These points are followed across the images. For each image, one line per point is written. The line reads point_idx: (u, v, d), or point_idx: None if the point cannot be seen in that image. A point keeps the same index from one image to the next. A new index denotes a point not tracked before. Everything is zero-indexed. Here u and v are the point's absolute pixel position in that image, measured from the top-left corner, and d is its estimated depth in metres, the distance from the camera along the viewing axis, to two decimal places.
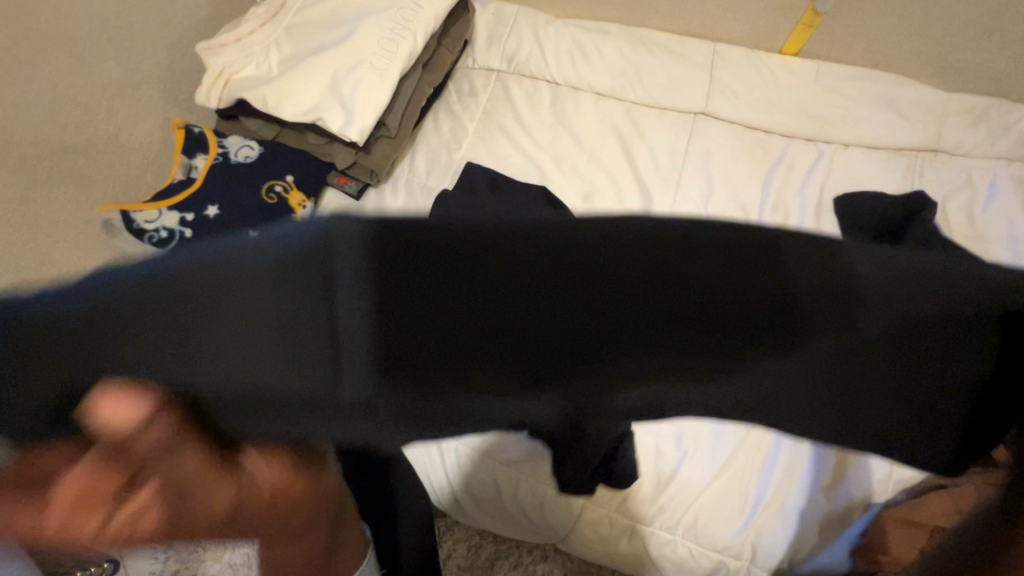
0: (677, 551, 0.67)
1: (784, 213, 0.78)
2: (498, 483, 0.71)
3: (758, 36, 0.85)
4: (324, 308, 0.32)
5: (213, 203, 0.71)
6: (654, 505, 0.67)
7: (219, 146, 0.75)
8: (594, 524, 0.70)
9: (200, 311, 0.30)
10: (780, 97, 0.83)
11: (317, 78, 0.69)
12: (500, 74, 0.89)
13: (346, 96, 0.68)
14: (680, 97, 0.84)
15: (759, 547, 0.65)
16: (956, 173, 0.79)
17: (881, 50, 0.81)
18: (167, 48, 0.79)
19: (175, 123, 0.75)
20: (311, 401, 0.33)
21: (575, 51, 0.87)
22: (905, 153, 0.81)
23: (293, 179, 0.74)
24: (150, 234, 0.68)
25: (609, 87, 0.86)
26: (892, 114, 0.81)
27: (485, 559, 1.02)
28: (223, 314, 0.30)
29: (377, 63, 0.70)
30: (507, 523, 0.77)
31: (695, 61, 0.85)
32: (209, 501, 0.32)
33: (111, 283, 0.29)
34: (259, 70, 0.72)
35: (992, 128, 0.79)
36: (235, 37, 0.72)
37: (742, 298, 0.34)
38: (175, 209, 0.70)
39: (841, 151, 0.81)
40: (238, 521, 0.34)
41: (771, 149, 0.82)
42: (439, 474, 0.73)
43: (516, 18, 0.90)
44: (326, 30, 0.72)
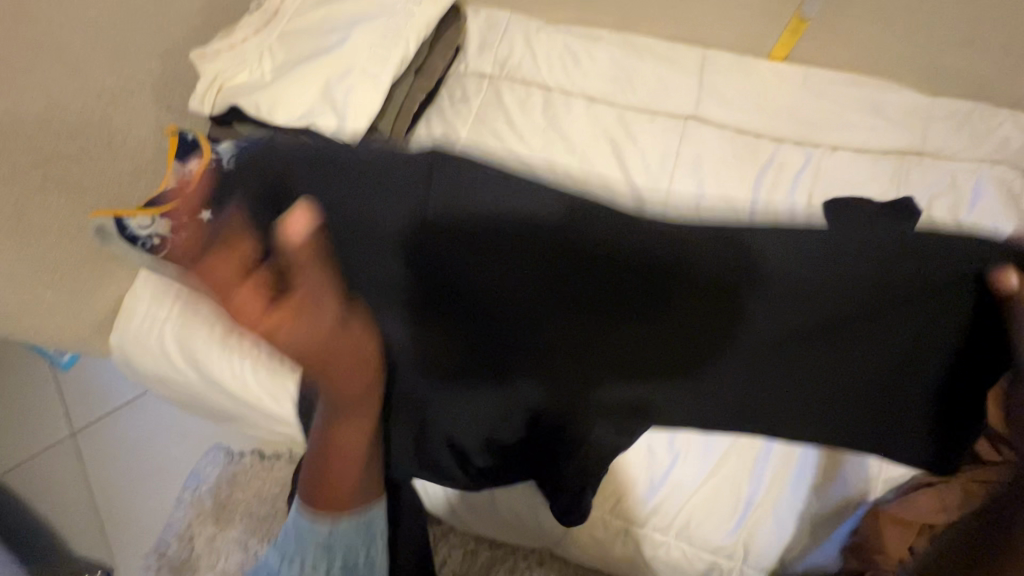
0: (670, 552, 0.68)
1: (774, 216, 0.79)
2: (492, 487, 0.71)
3: (746, 41, 0.86)
4: (394, 276, 0.62)
5: (207, 209, 0.73)
6: (647, 507, 0.67)
7: (211, 151, 0.74)
8: (588, 528, 0.70)
9: (374, 239, 0.63)
10: (768, 101, 0.84)
11: (310, 84, 0.70)
12: (493, 79, 0.89)
13: (339, 103, 0.69)
14: (670, 101, 0.85)
15: (750, 547, 0.65)
16: (941, 177, 0.80)
17: (866, 54, 0.82)
18: (162, 56, 0.78)
19: (169, 130, 0.76)
20: (421, 386, 0.61)
21: (566, 57, 0.88)
22: (891, 156, 0.82)
23: None
24: (143, 240, 0.71)
25: (600, 91, 0.86)
26: (878, 118, 0.82)
27: (480, 565, 1.02)
28: (386, 248, 0.62)
29: (370, 69, 0.70)
30: (502, 527, 0.77)
31: (685, 66, 0.86)
32: (315, 317, 0.45)
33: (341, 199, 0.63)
34: (253, 77, 0.72)
35: (976, 132, 0.80)
36: (228, 45, 0.73)
37: (642, 297, 0.63)
38: (168, 215, 0.72)
39: (828, 154, 0.81)
40: (333, 364, 0.49)
41: (762, 152, 0.82)
42: (432, 477, 0.73)
43: (508, 25, 0.91)
44: (319, 37, 0.73)
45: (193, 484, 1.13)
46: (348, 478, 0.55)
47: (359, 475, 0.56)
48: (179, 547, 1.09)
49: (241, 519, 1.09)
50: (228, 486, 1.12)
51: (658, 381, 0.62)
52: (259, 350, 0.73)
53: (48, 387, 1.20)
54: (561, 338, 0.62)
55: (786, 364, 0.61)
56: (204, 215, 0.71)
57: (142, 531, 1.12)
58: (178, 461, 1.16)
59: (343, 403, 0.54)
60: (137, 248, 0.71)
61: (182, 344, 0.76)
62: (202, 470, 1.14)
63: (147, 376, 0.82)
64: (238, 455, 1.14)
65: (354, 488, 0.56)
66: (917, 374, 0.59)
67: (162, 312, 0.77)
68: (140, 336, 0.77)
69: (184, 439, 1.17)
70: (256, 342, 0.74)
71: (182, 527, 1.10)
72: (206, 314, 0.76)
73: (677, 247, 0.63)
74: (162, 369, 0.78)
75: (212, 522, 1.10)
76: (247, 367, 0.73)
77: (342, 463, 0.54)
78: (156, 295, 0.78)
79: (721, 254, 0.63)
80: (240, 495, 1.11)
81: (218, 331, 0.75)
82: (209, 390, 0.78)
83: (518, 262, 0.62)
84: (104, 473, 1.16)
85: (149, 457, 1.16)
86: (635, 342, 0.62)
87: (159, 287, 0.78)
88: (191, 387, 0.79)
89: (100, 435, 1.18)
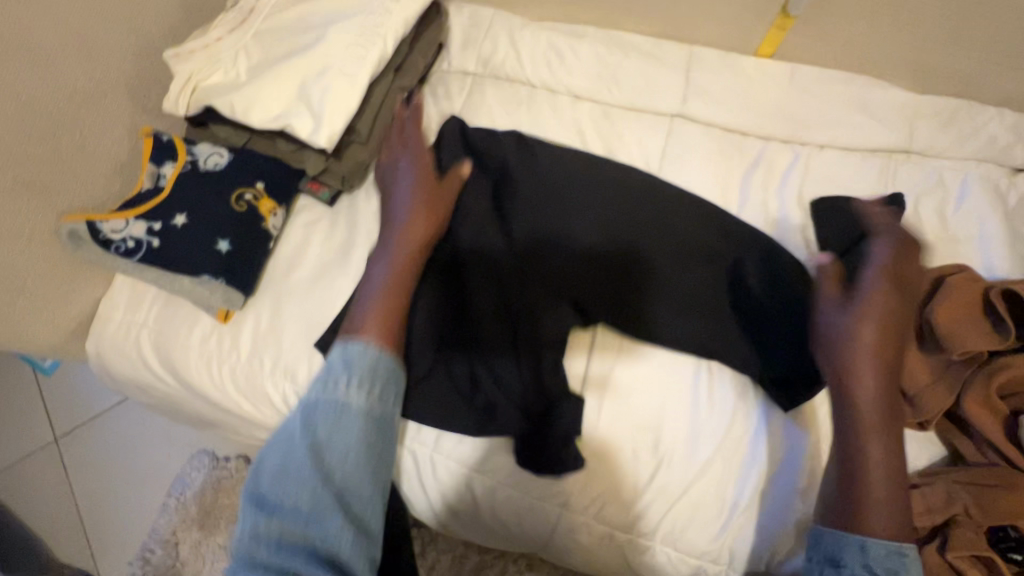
0: (655, 557, 0.67)
1: (760, 217, 0.78)
2: (475, 493, 0.70)
3: (732, 38, 0.85)
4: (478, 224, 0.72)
5: (183, 212, 0.72)
6: (632, 512, 0.66)
7: (188, 154, 0.74)
8: (572, 532, 0.69)
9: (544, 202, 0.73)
10: (754, 99, 0.83)
11: (285, 84, 0.68)
12: (476, 78, 0.89)
13: (316, 103, 0.67)
14: (655, 99, 0.84)
15: (735, 550, 0.65)
16: (928, 175, 0.79)
17: (853, 51, 0.81)
18: (136, 55, 0.76)
19: (144, 131, 0.74)
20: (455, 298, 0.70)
21: (551, 54, 0.87)
22: (877, 155, 0.81)
23: (263, 187, 0.74)
24: (116, 244, 0.70)
25: (585, 89, 0.86)
26: (864, 115, 0.81)
27: (468, 570, 1.01)
28: (476, 197, 0.74)
29: (347, 69, 0.69)
30: (486, 533, 0.76)
31: (670, 64, 0.85)
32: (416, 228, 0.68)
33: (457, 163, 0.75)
34: (228, 77, 0.71)
35: (962, 131, 0.80)
36: (203, 44, 0.71)
37: (659, 254, 0.71)
38: (143, 218, 0.71)
39: (815, 154, 0.82)
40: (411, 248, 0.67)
41: (747, 151, 0.82)
42: (415, 484, 0.73)
43: (492, 22, 0.89)
44: (295, 36, 0.71)
45: (178, 489, 1.12)
46: (383, 322, 0.61)
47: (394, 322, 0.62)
48: (163, 554, 1.07)
49: (227, 524, 1.08)
50: (214, 491, 1.11)
51: (630, 319, 0.70)
52: (237, 355, 0.72)
53: (30, 392, 1.18)
54: (575, 286, 0.70)
55: (712, 304, 0.70)
56: (180, 218, 0.71)
57: (127, 537, 1.11)
58: (164, 465, 1.14)
59: (398, 261, 0.66)
60: (110, 251, 0.70)
61: (159, 351, 0.75)
62: (188, 475, 1.12)
63: (125, 382, 0.81)
64: (223, 460, 1.13)
65: (388, 335, 0.60)
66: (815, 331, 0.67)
67: (140, 316, 0.76)
68: (118, 343, 0.77)
69: (169, 444, 1.16)
70: (234, 347, 0.72)
71: (167, 533, 1.09)
72: (184, 319, 0.74)
73: (694, 212, 0.73)
74: (140, 375, 0.77)
75: (197, 528, 1.08)
76: (225, 373, 0.72)
77: (367, 318, 0.61)
78: (134, 299, 0.77)
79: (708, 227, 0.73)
80: (226, 501, 1.10)
81: (196, 336, 0.74)
82: (188, 395, 0.77)
83: (590, 187, 0.74)
84: (87, 478, 1.14)
85: (135, 463, 1.15)
86: (647, 260, 0.71)
87: (137, 291, 0.77)
88: (169, 392, 0.78)
89: (83, 441, 1.16)
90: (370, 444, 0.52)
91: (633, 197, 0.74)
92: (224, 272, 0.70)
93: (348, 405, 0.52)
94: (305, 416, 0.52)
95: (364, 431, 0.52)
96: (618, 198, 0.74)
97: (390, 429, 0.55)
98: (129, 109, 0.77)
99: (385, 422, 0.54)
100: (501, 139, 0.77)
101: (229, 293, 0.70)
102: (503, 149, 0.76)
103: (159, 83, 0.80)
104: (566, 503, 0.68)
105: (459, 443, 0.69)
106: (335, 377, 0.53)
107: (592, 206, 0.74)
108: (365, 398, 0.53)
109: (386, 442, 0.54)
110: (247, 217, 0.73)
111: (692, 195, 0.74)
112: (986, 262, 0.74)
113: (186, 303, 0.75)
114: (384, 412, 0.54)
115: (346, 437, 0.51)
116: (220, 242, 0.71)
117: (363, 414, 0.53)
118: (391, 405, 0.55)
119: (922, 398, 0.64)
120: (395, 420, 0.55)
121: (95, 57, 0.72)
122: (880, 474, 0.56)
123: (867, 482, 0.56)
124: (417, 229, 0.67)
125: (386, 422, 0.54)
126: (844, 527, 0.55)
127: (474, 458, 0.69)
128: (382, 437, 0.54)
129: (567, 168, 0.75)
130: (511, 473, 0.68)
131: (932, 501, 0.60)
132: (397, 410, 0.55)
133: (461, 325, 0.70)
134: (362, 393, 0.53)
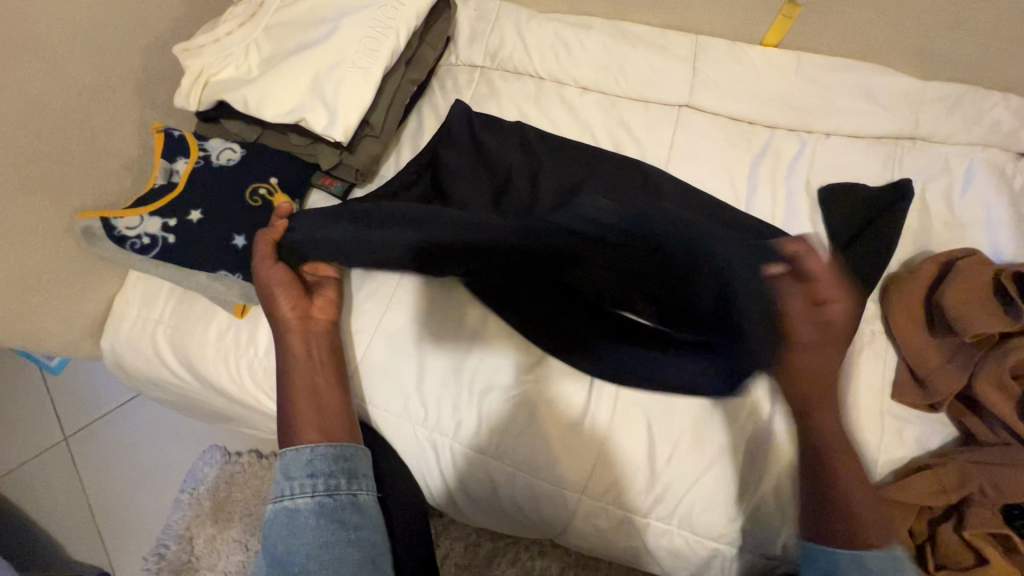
0: (673, 540, 0.68)
1: (770, 205, 0.79)
2: (493, 479, 0.71)
3: (738, 27, 0.85)
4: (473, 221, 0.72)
5: (198, 208, 0.72)
6: (649, 497, 0.68)
7: (201, 150, 0.75)
8: (590, 517, 0.70)
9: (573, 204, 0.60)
10: (762, 88, 0.83)
11: (299, 78, 0.68)
12: (483, 71, 0.89)
13: (329, 96, 0.67)
14: (663, 90, 0.84)
15: (752, 532, 0.66)
16: (934, 160, 0.80)
17: (857, 40, 0.82)
18: (144, 50, 0.76)
19: (155, 127, 0.74)
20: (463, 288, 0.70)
21: (558, 45, 0.87)
22: (884, 142, 0.82)
23: (277, 182, 0.74)
24: (131, 240, 0.70)
25: (592, 80, 0.86)
26: (871, 103, 0.82)
27: (482, 557, 1.02)
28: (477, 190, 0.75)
29: (359, 61, 0.68)
30: (505, 519, 0.77)
31: (678, 54, 0.85)
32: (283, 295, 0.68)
33: (464, 161, 0.76)
34: (238, 71, 0.70)
35: (968, 116, 0.81)
36: (212, 39, 0.71)
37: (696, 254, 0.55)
38: (157, 215, 0.71)
39: (822, 141, 0.82)
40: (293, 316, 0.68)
41: (755, 140, 0.83)
42: (433, 472, 0.73)
43: (498, 14, 0.89)
44: (305, 29, 0.71)
45: (190, 485, 1.12)
46: (316, 424, 0.63)
47: (323, 415, 0.64)
48: (178, 549, 1.08)
49: (242, 518, 1.08)
50: (226, 486, 1.11)
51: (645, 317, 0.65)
52: (255, 350, 0.72)
53: (38, 391, 1.18)
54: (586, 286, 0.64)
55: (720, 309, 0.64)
56: (195, 213, 0.72)
57: (141, 534, 1.12)
58: (176, 462, 1.15)
59: (297, 363, 0.66)
60: (125, 248, 0.70)
61: (175, 347, 0.75)
62: (199, 470, 1.13)
63: (141, 378, 0.81)
64: (235, 455, 1.14)
65: (321, 429, 0.63)
66: None
67: (155, 314, 0.77)
68: (135, 341, 0.77)
69: (180, 440, 1.16)
70: (252, 341, 0.73)
71: (181, 528, 1.09)
72: (200, 315, 0.75)
73: (678, 193, 0.75)
74: (157, 372, 0.78)
75: (212, 523, 1.09)
76: (243, 369, 0.72)
77: (296, 419, 0.63)
78: (149, 297, 0.77)
79: (693, 209, 0.74)
80: (239, 495, 1.10)
81: (213, 331, 0.74)
82: (205, 391, 0.78)
83: (598, 183, 0.75)
84: (97, 476, 1.14)
85: (146, 460, 1.15)
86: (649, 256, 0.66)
87: (152, 288, 0.78)
88: (186, 388, 0.78)
89: (92, 439, 1.16)
90: (330, 533, 0.57)
91: (627, 191, 0.75)
92: (241, 268, 0.71)
93: (298, 509, 0.58)
94: (265, 534, 0.58)
95: (319, 525, 0.57)
96: (617, 189, 0.75)
97: (349, 514, 0.59)
98: (139, 106, 0.77)
99: (341, 510, 0.59)
100: (507, 136, 0.78)
101: (246, 288, 0.71)
102: (508, 146, 0.77)
103: (166, 79, 0.80)
104: (584, 488, 0.69)
105: (476, 430, 0.70)
106: (281, 489, 0.60)
107: (587, 203, 0.74)
108: (312, 496, 0.59)
109: (348, 526, 0.58)
110: (261, 213, 0.73)
111: (688, 186, 0.75)
112: (994, 245, 0.75)
113: (201, 300, 0.75)
114: (337, 501, 0.59)
115: (304, 538, 0.57)
116: (236, 238, 0.72)
117: (314, 512, 0.58)
118: (342, 491, 0.60)
119: (934, 380, 0.66)
120: (355, 503, 0.60)
121: (104, 53, 0.71)
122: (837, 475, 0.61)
123: (847, 485, 0.61)
124: (283, 306, 0.67)
125: (342, 509, 0.59)
126: (834, 544, 0.60)
127: (490, 443, 0.70)
128: (341, 523, 0.58)
129: (570, 161, 0.77)
130: (530, 457, 0.69)
131: (948, 478, 0.61)
132: (352, 495, 0.61)
133: (459, 319, 0.73)
134: (307, 492, 0.59)
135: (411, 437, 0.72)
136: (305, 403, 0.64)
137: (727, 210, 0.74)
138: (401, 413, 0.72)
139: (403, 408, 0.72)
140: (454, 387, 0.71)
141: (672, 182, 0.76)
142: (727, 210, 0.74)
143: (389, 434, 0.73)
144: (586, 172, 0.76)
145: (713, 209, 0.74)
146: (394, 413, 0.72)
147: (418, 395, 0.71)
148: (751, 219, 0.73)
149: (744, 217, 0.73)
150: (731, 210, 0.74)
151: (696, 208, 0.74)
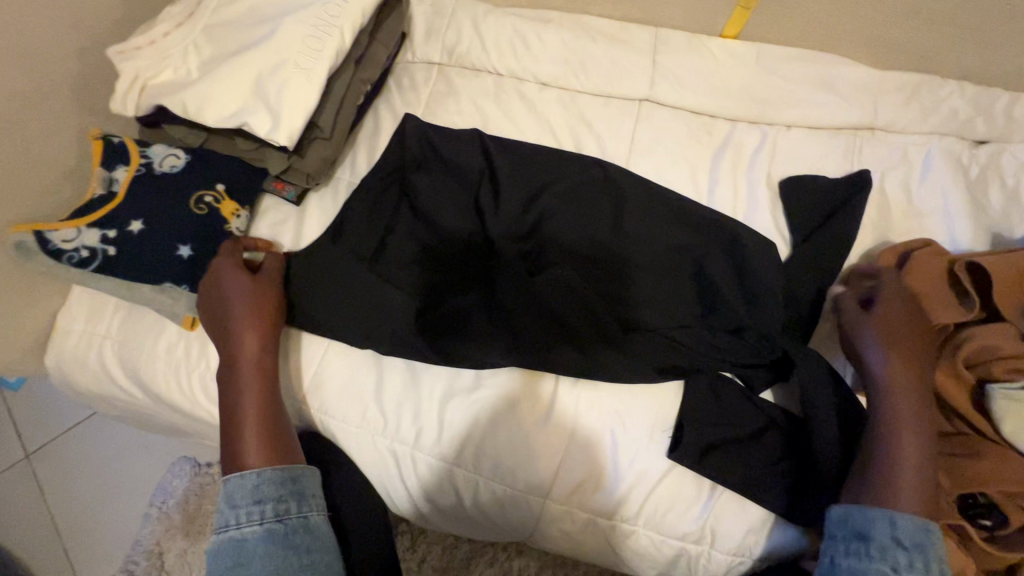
0: (639, 541, 0.68)
1: (731, 198, 0.78)
2: (457, 487, 0.70)
3: (698, 18, 0.84)
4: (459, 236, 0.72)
5: (140, 218, 0.69)
6: (614, 499, 0.67)
7: (142, 157, 0.72)
8: (556, 521, 0.69)
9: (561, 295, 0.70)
10: (722, 81, 0.82)
11: (240, 81, 0.66)
12: (441, 67, 0.87)
13: (272, 100, 0.65)
14: (624, 85, 0.83)
15: (717, 530, 0.65)
16: (892, 151, 0.80)
17: (817, 29, 0.81)
18: (79, 53, 0.73)
19: (92, 134, 0.71)
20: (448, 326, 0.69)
21: (516, 41, 0.85)
22: (844, 132, 0.82)
23: (223, 189, 0.72)
24: (69, 254, 0.67)
25: (552, 76, 0.84)
26: (831, 94, 0.81)
27: (459, 560, 1.01)
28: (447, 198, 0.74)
29: (303, 63, 0.66)
30: (472, 526, 0.76)
31: (637, 47, 0.84)
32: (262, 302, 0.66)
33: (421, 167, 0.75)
34: (178, 75, 0.68)
35: (925, 105, 0.81)
36: (149, 40, 0.68)
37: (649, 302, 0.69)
38: (96, 226, 0.68)
39: (783, 133, 0.82)
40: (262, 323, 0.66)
41: (716, 134, 0.82)
42: (397, 483, 0.72)
43: (454, 9, 0.87)
44: (245, 30, 0.68)
45: (159, 498, 1.10)
46: (263, 449, 0.62)
47: (270, 439, 0.62)
48: (148, 565, 1.06)
49: (212, 530, 1.06)
50: (196, 499, 1.09)
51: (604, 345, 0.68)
52: (206, 363, 0.70)
53: None
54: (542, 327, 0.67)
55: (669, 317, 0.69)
56: (136, 224, 0.69)
57: (109, 551, 1.09)
58: (143, 475, 1.12)
59: (249, 378, 0.64)
60: (62, 262, 0.67)
61: (124, 362, 0.72)
62: (169, 483, 1.11)
63: (92, 395, 0.79)
64: (204, 466, 1.11)
65: (268, 452, 0.61)
66: (758, 309, 0.69)
67: (102, 328, 0.74)
68: (81, 357, 0.74)
69: (147, 453, 1.14)
70: (203, 355, 0.70)
71: (151, 543, 1.07)
72: (149, 328, 0.72)
73: (641, 196, 0.74)
74: (107, 388, 0.75)
75: (182, 536, 1.07)
76: (195, 383, 0.70)
77: (241, 445, 0.62)
78: (95, 311, 0.74)
79: (656, 213, 0.73)
80: (209, 507, 1.08)
81: (162, 345, 0.71)
82: (158, 406, 0.75)
83: (559, 188, 0.74)
84: (60, 494, 1.11)
85: (111, 475, 1.12)
86: (623, 262, 0.71)
87: (98, 303, 0.75)
88: (138, 404, 0.76)
89: (53, 456, 1.13)
90: (280, 559, 0.55)
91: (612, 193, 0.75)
92: (187, 279, 0.68)
93: (246, 539, 0.56)
94: (209, 569, 0.55)
95: (269, 551, 0.55)
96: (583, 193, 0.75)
97: (301, 537, 0.58)
98: (75, 112, 0.73)
99: (292, 535, 0.57)
100: (463, 140, 0.76)
101: (194, 300, 0.68)
102: (463, 151, 0.75)
103: (105, 83, 0.77)
104: (549, 493, 0.68)
105: (438, 438, 0.69)
106: (225, 519, 0.57)
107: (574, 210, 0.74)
108: (260, 523, 0.57)
109: (299, 550, 0.56)
110: (207, 221, 0.70)
111: (649, 185, 0.74)
112: (950, 235, 0.76)
113: (149, 313, 0.73)
114: (286, 525, 0.58)
115: (252, 567, 0.54)
116: (182, 248, 0.69)
117: (263, 539, 0.56)
118: (292, 515, 0.58)
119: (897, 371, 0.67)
120: (306, 526, 0.59)
121: (33, 58, 0.68)
122: (920, 436, 0.60)
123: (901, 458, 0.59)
124: (250, 311, 0.65)
125: (294, 533, 0.58)
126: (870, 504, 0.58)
127: (455, 451, 0.68)
128: (293, 548, 0.56)
129: (538, 169, 0.76)
130: (495, 466, 0.68)
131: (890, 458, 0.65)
132: (303, 517, 0.59)
133: None
134: (254, 520, 0.57)
135: (373, 448, 0.71)
136: (254, 423, 0.63)
137: (684, 208, 0.74)
138: (361, 425, 0.70)
139: (364, 419, 0.70)
140: (416, 397, 0.69)
141: (639, 183, 0.75)
142: (685, 208, 0.74)
143: (350, 447, 0.72)
144: (555, 176, 0.75)
145: (675, 208, 0.74)
146: (355, 426, 0.70)
147: (381, 406, 0.70)
148: (710, 216, 0.73)
149: (703, 215, 0.73)
150: (684, 205, 0.74)
151: (664, 207, 0.74)
